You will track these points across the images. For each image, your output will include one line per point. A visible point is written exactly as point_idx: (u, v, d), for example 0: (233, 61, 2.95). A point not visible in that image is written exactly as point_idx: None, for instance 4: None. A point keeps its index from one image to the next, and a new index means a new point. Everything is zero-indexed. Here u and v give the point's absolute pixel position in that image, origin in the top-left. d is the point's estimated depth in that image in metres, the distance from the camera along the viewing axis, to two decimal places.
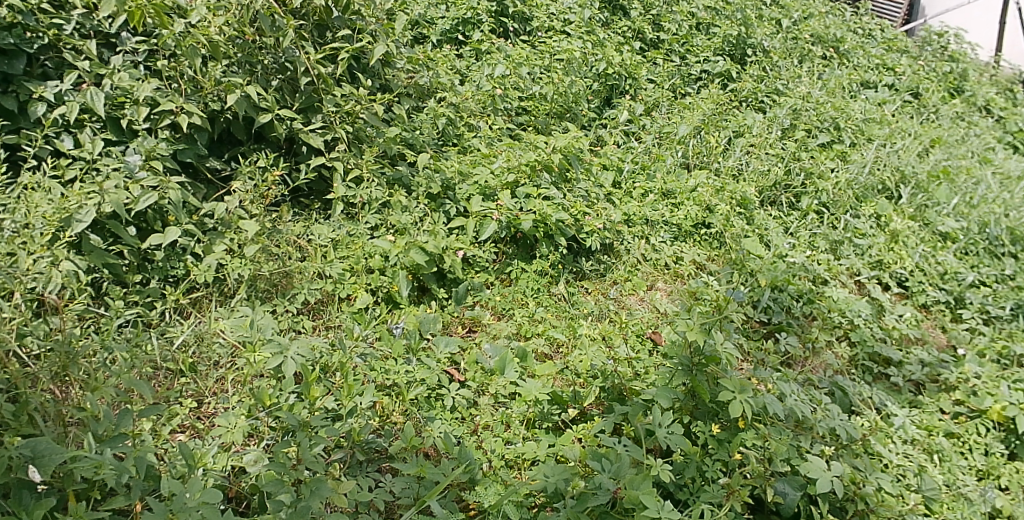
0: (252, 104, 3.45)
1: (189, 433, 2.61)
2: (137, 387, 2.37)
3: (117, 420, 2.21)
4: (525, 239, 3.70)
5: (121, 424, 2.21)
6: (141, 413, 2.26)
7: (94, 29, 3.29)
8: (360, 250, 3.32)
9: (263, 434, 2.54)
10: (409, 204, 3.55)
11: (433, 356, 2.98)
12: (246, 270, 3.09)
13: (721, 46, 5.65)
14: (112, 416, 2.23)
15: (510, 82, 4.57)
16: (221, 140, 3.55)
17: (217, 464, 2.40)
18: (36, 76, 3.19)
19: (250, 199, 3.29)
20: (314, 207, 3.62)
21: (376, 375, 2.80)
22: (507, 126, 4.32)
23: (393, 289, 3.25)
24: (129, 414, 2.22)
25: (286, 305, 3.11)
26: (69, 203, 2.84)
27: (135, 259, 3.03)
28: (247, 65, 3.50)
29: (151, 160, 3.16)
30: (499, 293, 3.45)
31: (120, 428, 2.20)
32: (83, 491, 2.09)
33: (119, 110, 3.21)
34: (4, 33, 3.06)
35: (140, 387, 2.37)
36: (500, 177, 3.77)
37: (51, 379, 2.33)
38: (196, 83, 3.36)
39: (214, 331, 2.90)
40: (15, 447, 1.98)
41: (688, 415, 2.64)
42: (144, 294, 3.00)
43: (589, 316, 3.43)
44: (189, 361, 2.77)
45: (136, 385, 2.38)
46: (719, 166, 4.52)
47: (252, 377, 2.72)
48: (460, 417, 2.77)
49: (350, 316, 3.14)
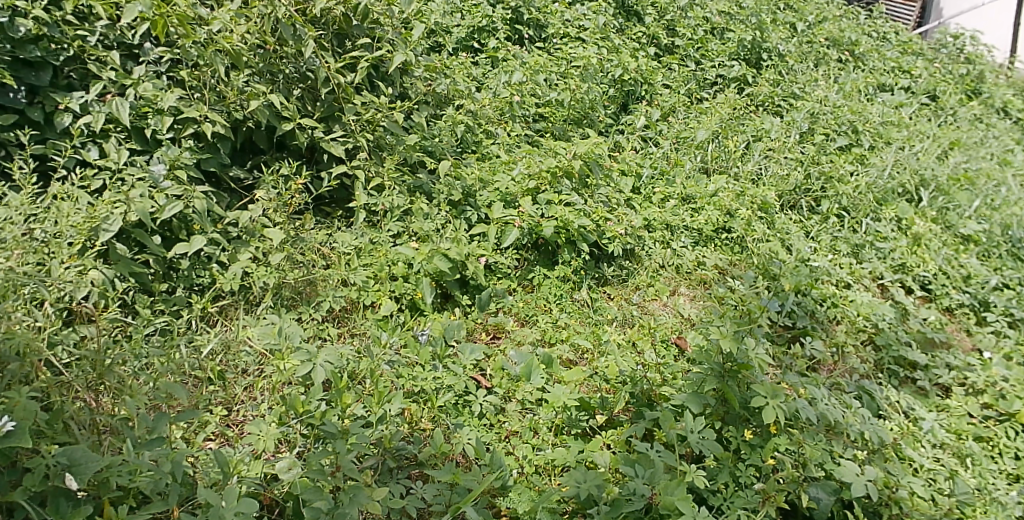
0: (275, 113, 3.50)
1: (220, 442, 2.56)
2: (173, 390, 2.47)
3: (153, 425, 2.24)
4: (546, 245, 3.70)
5: (158, 427, 2.23)
6: (177, 418, 2.27)
7: (117, 40, 3.32)
8: (384, 257, 3.34)
9: (295, 441, 2.50)
10: (431, 212, 3.58)
11: (458, 363, 2.97)
12: (271, 278, 3.09)
13: (736, 51, 5.70)
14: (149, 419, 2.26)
15: (527, 89, 4.61)
16: (243, 148, 3.56)
17: (250, 471, 2.31)
18: (61, 87, 3.22)
19: (273, 207, 3.31)
20: (336, 215, 3.62)
21: (404, 382, 2.78)
22: (525, 132, 4.36)
23: (417, 296, 3.27)
24: (165, 418, 2.23)
25: (311, 313, 3.11)
26: (98, 212, 2.83)
27: (160, 267, 3.04)
28: (268, 75, 3.55)
29: (175, 170, 3.18)
30: (522, 300, 3.47)
31: (159, 431, 2.24)
32: (119, 499, 2.08)
33: (142, 120, 3.23)
34: (31, 45, 3.10)
35: (176, 391, 2.47)
36: (521, 184, 3.78)
37: (85, 387, 2.33)
38: (219, 92, 3.38)
39: (241, 339, 2.89)
40: (52, 455, 1.99)
41: (719, 421, 2.61)
42: (170, 304, 3.00)
43: (612, 322, 3.44)
44: (217, 369, 2.76)
45: (173, 390, 2.47)
46: (738, 171, 4.55)
47: (281, 384, 2.73)
48: (488, 423, 2.76)
49: (375, 324, 3.14)
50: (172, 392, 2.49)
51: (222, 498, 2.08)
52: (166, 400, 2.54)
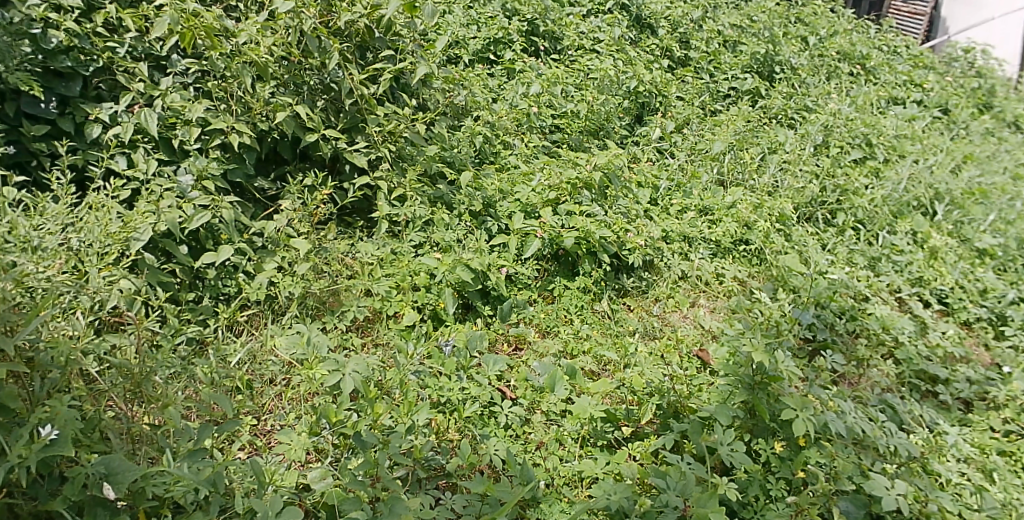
0: (299, 124, 3.51)
1: (247, 451, 2.58)
2: (218, 401, 2.47)
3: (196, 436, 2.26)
4: (567, 256, 3.71)
5: (202, 437, 2.23)
6: (219, 430, 2.29)
7: (145, 51, 3.34)
8: (406, 267, 3.34)
9: (326, 451, 2.52)
10: (452, 222, 3.59)
11: (483, 374, 2.96)
12: (296, 288, 3.11)
13: (749, 63, 5.72)
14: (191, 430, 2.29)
15: (544, 100, 4.63)
16: (267, 158, 3.59)
17: (285, 480, 2.34)
18: (90, 98, 3.23)
19: (298, 217, 3.34)
20: (358, 225, 3.65)
21: (430, 392, 2.79)
22: (543, 144, 4.36)
23: (439, 306, 3.28)
24: (210, 428, 2.22)
25: (335, 322, 3.13)
26: (131, 222, 2.87)
27: (186, 277, 3.05)
28: (292, 86, 3.58)
29: (203, 181, 3.19)
30: (543, 311, 3.47)
31: (200, 442, 2.25)
32: (154, 509, 2.09)
33: (170, 131, 3.25)
34: (63, 56, 3.12)
35: (220, 402, 2.46)
36: (541, 194, 3.80)
37: (121, 397, 2.33)
38: (245, 104, 3.41)
39: (267, 349, 2.92)
40: (90, 465, 2.01)
41: (748, 433, 2.64)
42: (196, 312, 3.01)
43: (634, 333, 3.46)
44: (246, 378, 2.79)
45: (218, 401, 2.46)
46: (755, 183, 4.57)
47: (310, 394, 2.78)
48: (515, 434, 2.77)
49: (398, 334, 3.14)
50: (217, 403, 2.48)
51: (268, 508, 2.12)
52: (208, 410, 2.55)
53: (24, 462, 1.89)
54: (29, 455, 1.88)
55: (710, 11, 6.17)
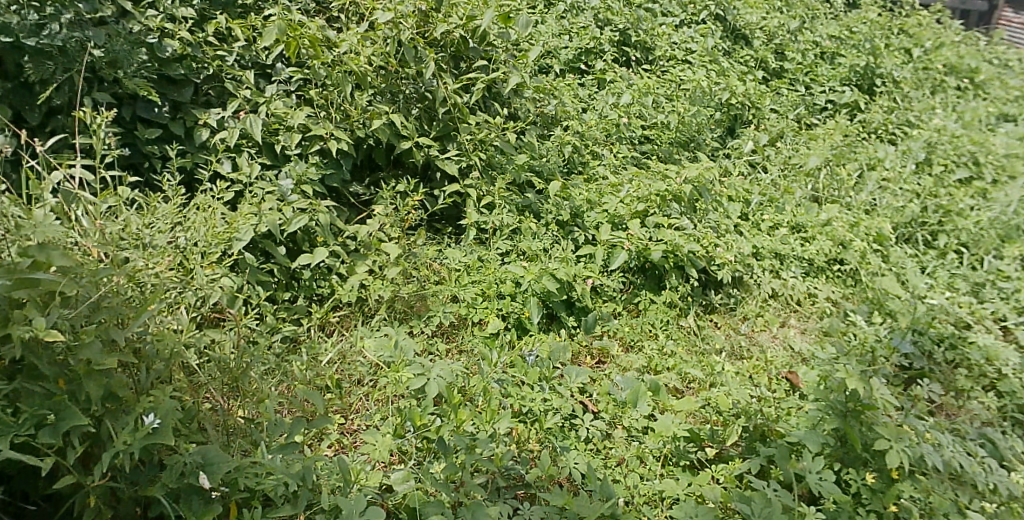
0: (394, 132, 3.62)
1: (335, 449, 2.68)
2: (311, 397, 2.54)
3: (288, 429, 2.38)
4: (654, 269, 3.67)
5: (294, 430, 2.35)
6: (311, 425, 2.40)
7: (252, 60, 3.51)
8: (493, 274, 3.38)
9: (408, 454, 2.58)
10: (539, 231, 3.61)
11: (565, 385, 2.98)
12: (386, 292, 3.20)
13: (848, 76, 5.53)
14: (284, 425, 2.40)
15: (634, 110, 4.56)
16: (362, 165, 3.72)
17: (369, 479, 2.39)
18: (200, 104, 3.40)
19: (390, 222, 3.44)
20: (446, 231, 3.72)
21: (513, 402, 2.81)
22: (632, 155, 4.31)
23: (524, 315, 3.30)
24: (300, 423, 2.34)
25: (422, 327, 3.20)
26: (235, 222, 3.01)
27: (283, 277, 3.19)
28: (389, 94, 3.70)
29: (302, 185, 3.32)
30: (627, 324, 3.46)
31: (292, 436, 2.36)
32: (245, 501, 2.15)
33: (273, 136, 3.39)
34: (176, 64, 3.30)
35: (313, 398, 2.54)
36: (629, 206, 3.74)
37: (220, 391, 2.43)
38: (344, 111, 3.54)
39: (357, 350, 3.01)
40: (188, 453, 2.05)
41: (838, 462, 2.56)
42: (291, 312, 3.14)
43: (720, 352, 3.41)
44: (336, 378, 2.86)
45: (311, 397, 2.53)
46: (852, 201, 4.42)
47: (394, 396, 2.82)
48: (595, 448, 2.77)
49: (482, 341, 3.19)
50: (309, 399, 2.57)
51: (355, 508, 2.15)
52: (300, 406, 2.67)
53: (128, 449, 1.83)
54: (134, 442, 1.82)
55: (808, 21, 6.00)
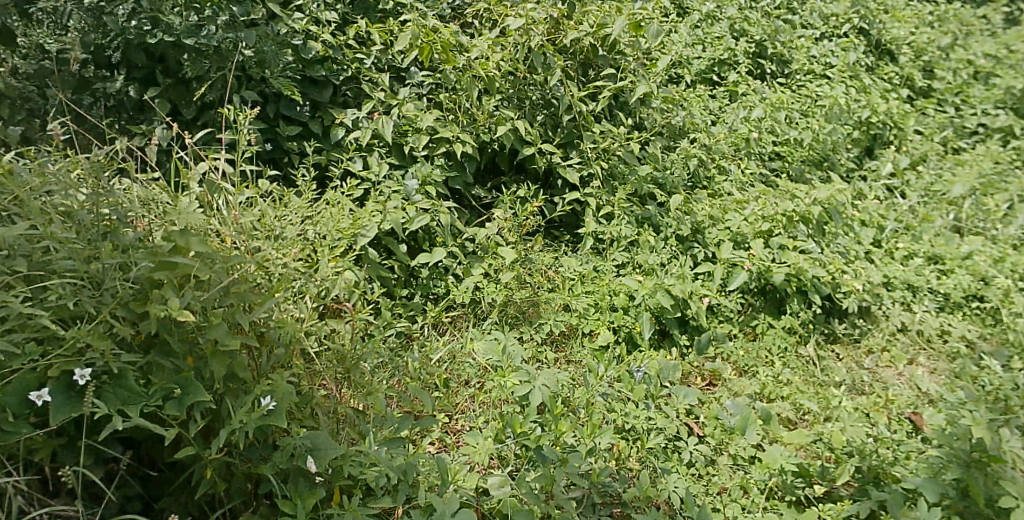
0: (519, 137, 3.66)
1: (438, 446, 2.73)
2: (420, 396, 2.61)
3: (397, 425, 2.40)
4: (775, 292, 3.53)
5: (403, 427, 2.38)
6: (419, 423, 2.38)
7: (388, 63, 3.64)
8: (607, 286, 3.34)
9: (507, 459, 2.59)
10: (657, 245, 3.54)
11: (671, 406, 2.90)
12: (499, 295, 3.25)
13: (1003, 98, 5.16)
14: (393, 420, 2.42)
15: (766, 125, 4.36)
16: (486, 169, 3.79)
17: (465, 481, 2.37)
18: (338, 103, 3.56)
19: (508, 226, 3.46)
20: (564, 239, 3.72)
21: (615, 418, 2.76)
22: (761, 171, 4.15)
23: (636, 329, 3.25)
24: (410, 419, 2.39)
25: (532, 334, 3.21)
26: (361, 219, 3.12)
27: (403, 274, 3.29)
28: (516, 100, 3.76)
29: (426, 186, 3.38)
30: (743, 347, 3.34)
31: (400, 432, 2.39)
32: (348, 487, 2.14)
33: (402, 137, 3.50)
34: (318, 65, 3.44)
35: (422, 396, 2.60)
36: (753, 224, 3.57)
37: (333, 380, 2.45)
38: (471, 115, 3.60)
39: (467, 351, 3.07)
40: (298, 437, 2.08)
41: (958, 515, 2.44)
42: (407, 308, 3.23)
43: (840, 385, 3.23)
44: (444, 377, 2.92)
45: (420, 395, 2.60)
46: (997, 234, 4.07)
47: (500, 400, 2.86)
48: (697, 474, 2.68)
49: (591, 353, 3.17)
50: (418, 397, 2.63)
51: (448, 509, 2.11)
52: (411, 404, 2.71)
53: (244, 427, 1.91)
54: (249, 421, 1.90)
55: (962, 38, 5.59)
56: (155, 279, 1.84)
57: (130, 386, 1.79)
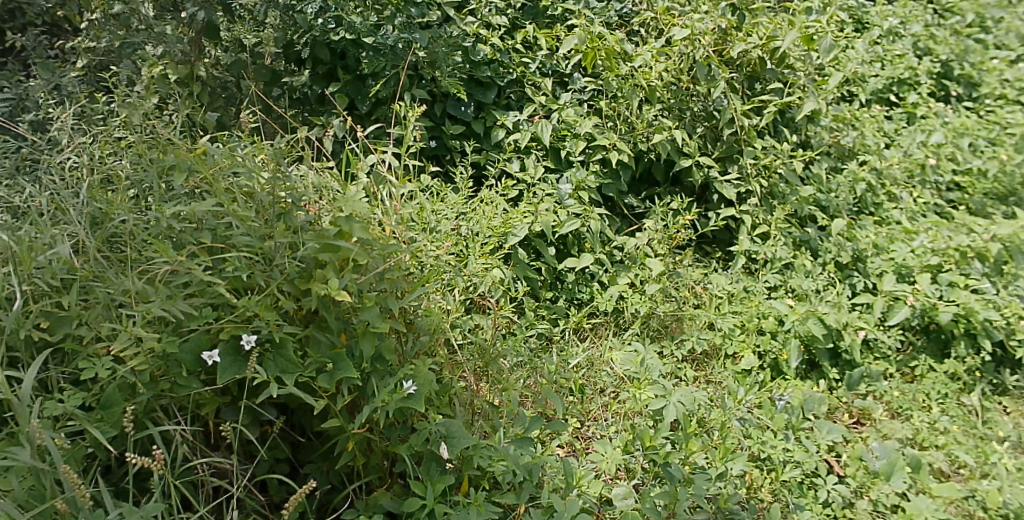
0: (676, 148, 3.61)
1: (566, 450, 2.71)
2: (551, 398, 2.50)
3: (528, 425, 2.27)
4: (940, 332, 3.27)
5: (532, 428, 2.24)
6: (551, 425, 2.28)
7: (552, 69, 3.66)
8: (756, 307, 3.23)
9: (635, 472, 2.54)
10: (814, 270, 3.38)
11: (812, 440, 2.76)
12: (643, 306, 3.20)
13: None
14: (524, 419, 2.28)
15: (947, 151, 4.03)
16: (641, 179, 3.75)
17: (590, 488, 2.37)
18: (501, 105, 3.57)
19: (658, 238, 3.39)
20: (715, 255, 3.62)
21: (751, 444, 2.68)
22: (935, 202, 3.79)
23: (782, 357, 3.11)
24: (541, 420, 2.23)
25: (673, 350, 3.14)
26: (511, 219, 3.12)
27: (549, 277, 3.28)
28: (677, 111, 3.68)
29: (580, 191, 3.36)
30: (899, 388, 3.09)
31: (531, 432, 2.26)
32: (476, 479, 2.15)
33: (560, 142, 3.47)
34: (485, 67, 3.50)
35: (554, 400, 2.49)
36: (921, 257, 3.35)
37: (471, 371, 2.42)
38: (630, 124, 3.57)
39: (605, 360, 3.04)
40: (434, 423, 2.08)
41: None
42: (551, 311, 3.22)
43: (1003, 441, 2.95)
44: (580, 383, 2.91)
45: (552, 399, 2.49)
46: None
47: (633, 412, 2.80)
48: (833, 516, 2.54)
49: (733, 375, 3.06)
50: (550, 399, 2.53)
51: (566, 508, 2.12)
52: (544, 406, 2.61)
53: (385, 407, 1.97)
54: (390, 402, 1.96)
55: None
56: (319, 260, 1.97)
57: (289, 356, 1.89)
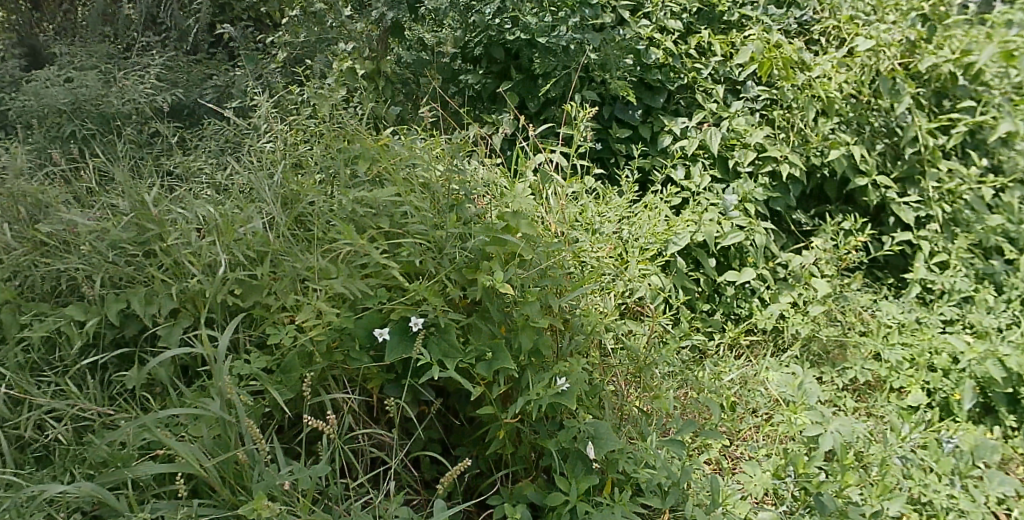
0: (853, 166, 3.44)
1: (713, 468, 2.60)
2: (709, 405, 2.57)
3: (680, 427, 2.24)
4: None
5: (684, 430, 2.22)
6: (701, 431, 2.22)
7: (725, 75, 3.51)
8: (928, 341, 2.99)
9: (783, 498, 2.42)
10: (997, 306, 3.11)
11: (980, 490, 2.50)
12: (805, 328, 3.07)
13: None
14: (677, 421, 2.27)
15: None
16: (811, 194, 3.62)
17: (736, 508, 2.30)
18: (670, 111, 3.53)
19: (827, 258, 3.25)
20: (887, 281, 3.44)
21: (912, 486, 2.48)
22: None
23: (954, 397, 2.86)
24: (694, 425, 2.20)
25: (833, 377, 2.99)
26: (674, 227, 3.05)
27: (708, 289, 3.21)
28: (856, 125, 3.48)
29: (745, 202, 3.28)
30: None
31: (682, 435, 2.23)
32: (619, 482, 2.13)
33: (728, 151, 3.37)
34: (656, 71, 3.43)
35: (712, 407, 2.55)
36: None
37: (624, 376, 2.47)
38: (803, 136, 3.41)
39: (758, 380, 2.95)
40: (582, 422, 2.10)
41: None
42: (706, 323, 3.18)
43: None
44: (731, 400, 2.82)
45: (710, 405, 2.55)
46: None
47: (786, 437, 2.69)
48: None
49: (897, 410, 2.85)
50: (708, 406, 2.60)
51: None
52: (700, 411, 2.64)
53: (538, 401, 2.00)
54: (543, 396, 1.99)
55: None
56: (486, 252, 2.06)
57: (452, 341, 1.95)
